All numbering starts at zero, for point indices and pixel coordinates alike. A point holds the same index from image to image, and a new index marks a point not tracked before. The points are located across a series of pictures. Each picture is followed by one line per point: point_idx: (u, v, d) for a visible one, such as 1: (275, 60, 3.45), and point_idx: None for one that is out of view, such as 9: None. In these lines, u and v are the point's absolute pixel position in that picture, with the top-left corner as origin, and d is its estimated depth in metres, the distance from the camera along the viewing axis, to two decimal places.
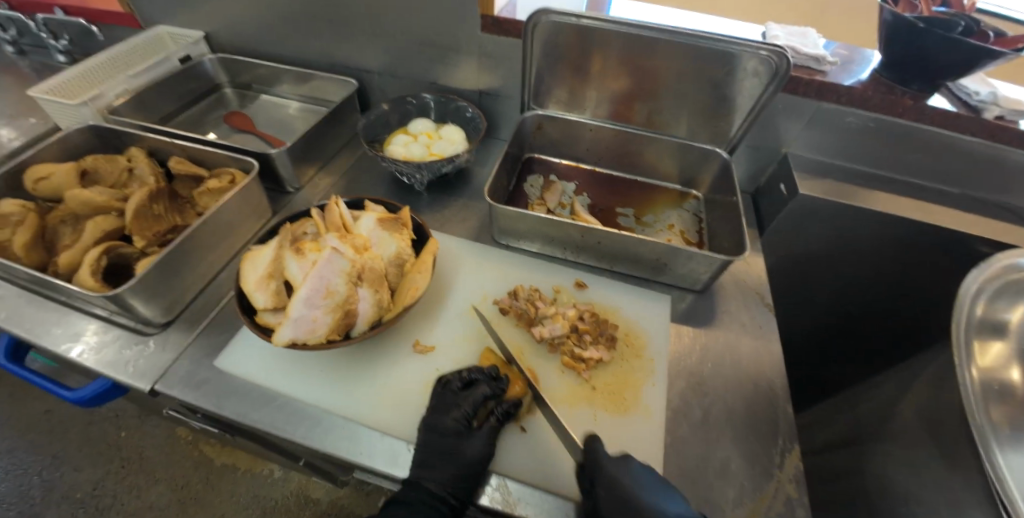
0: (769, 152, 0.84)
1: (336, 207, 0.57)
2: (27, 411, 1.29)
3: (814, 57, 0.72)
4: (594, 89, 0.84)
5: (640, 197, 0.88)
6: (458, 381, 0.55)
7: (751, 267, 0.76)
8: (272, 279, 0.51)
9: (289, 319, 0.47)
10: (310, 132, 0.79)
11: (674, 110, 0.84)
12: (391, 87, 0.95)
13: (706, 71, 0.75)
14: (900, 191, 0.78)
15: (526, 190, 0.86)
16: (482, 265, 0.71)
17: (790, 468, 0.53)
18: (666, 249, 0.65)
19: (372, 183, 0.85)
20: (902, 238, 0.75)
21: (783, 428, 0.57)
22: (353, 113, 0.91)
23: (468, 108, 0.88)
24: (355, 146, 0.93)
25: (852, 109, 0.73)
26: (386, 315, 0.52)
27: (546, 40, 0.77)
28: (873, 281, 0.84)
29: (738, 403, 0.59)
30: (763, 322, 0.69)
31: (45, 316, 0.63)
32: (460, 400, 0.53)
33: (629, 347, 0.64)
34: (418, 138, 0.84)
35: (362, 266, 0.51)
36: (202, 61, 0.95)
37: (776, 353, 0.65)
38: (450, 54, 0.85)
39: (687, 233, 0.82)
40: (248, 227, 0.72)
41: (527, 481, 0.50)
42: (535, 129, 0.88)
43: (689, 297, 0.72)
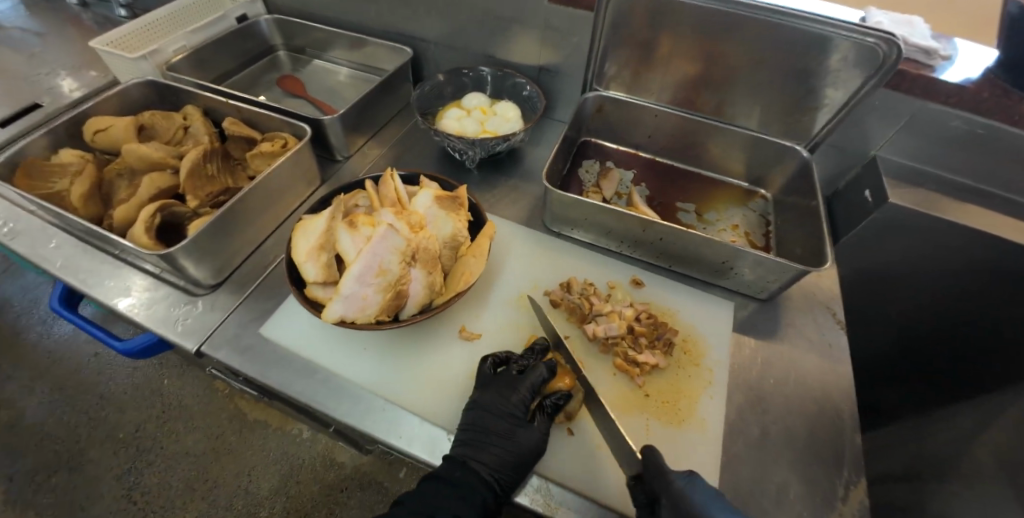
0: (854, 152, 0.76)
1: (391, 180, 0.54)
2: (79, 352, 1.37)
3: (923, 49, 0.63)
4: (663, 72, 0.78)
5: (702, 192, 0.82)
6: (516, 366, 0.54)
7: (822, 279, 0.70)
8: (324, 251, 0.49)
9: (339, 296, 0.45)
10: (363, 100, 0.76)
11: (750, 100, 0.76)
12: (446, 58, 0.92)
13: (795, 58, 0.68)
14: (1006, 207, 0.69)
15: (581, 175, 0.82)
16: (533, 252, 0.68)
17: (857, 504, 0.48)
18: (733, 252, 0.59)
19: (421, 157, 0.82)
20: (1002, 259, 0.67)
21: (849, 459, 0.52)
22: (405, 83, 0.88)
23: (525, 86, 0.84)
24: (406, 117, 0.90)
25: (959, 112, 0.64)
26: (436, 299, 0.49)
27: (617, 14, 0.71)
28: (957, 303, 0.76)
29: (802, 426, 0.54)
30: (834, 339, 0.63)
31: (99, 268, 0.64)
32: (518, 384, 0.52)
33: (686, 354, 0.59)
34: (472, 113, 0.80)
35: (417, 245, 0.48)
36: (258, 21, 0.94)
37: (846, 375, 0.59)
38: (511, 26, 0.80)
39: (752, 235, 0.76)
40: (297, 194, 0.70)
41: (570, 486, 0.48)
42: (595, 111, 0.82)
43: (751, 306, 0.66)
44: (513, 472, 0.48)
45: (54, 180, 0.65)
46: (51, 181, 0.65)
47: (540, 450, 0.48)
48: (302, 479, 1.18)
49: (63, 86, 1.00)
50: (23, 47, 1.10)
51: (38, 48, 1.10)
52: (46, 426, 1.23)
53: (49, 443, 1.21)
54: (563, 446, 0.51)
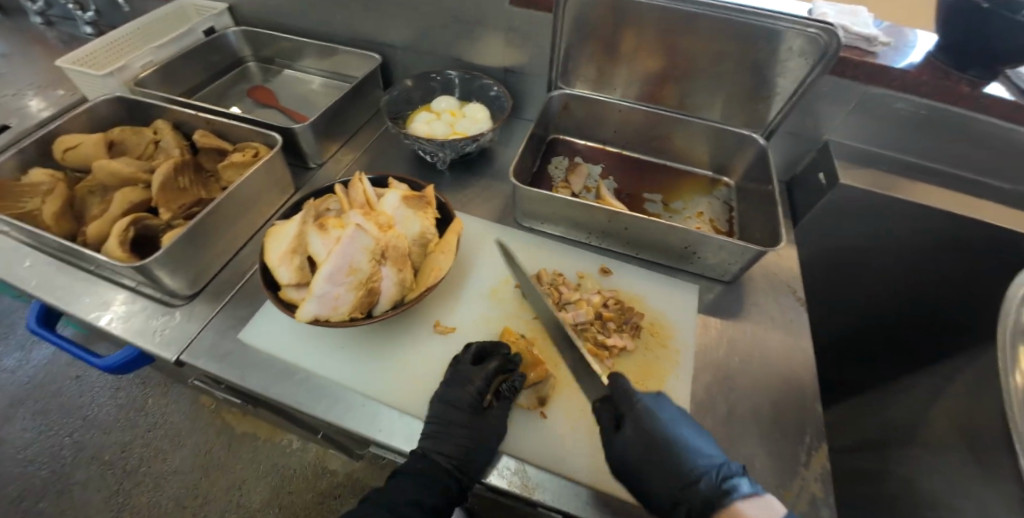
0: (808, 138, 0.80)
1: (360, 183, 0.56)
2: (60, 375, 1.35)
3: (865, 37, 0.67)
4: (624, 68, 0.80)
5: (668, 183, 0.85)
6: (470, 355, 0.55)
7: (783, 259, 0.73)
8: (296, 254, 0.50)
9: (312, 296, 0.46)
10: (333, 107, 0.78)
11: (708, 92, 0.80)
12: (415, 63, 0.93)
13: (746, 50, 0.71)
14: (950, 184, 0.73)
15: (551, 172, 0.84)
16: (505, 247, 0.70)
17: (817, 468, 0.51)
18: (695, 237, 0.62)
19: (394, 161, 0.84)
20: (945, 233, 0.71)
21: (810, 426, 0.55)
22: (375, 89, 0.89)
23: (493, 87, 0.86)
24: (378, 123, 0.91)
25: (901, 95, 0.68)
26: (408, 295, 0.51)
27: (578, 14, 0.73)
28: (912, 276, 0.80)
29: (766, 399, 0.57)
30: (794, 316, 0.66)
31: (75, 285, 0.65)
32: (472, 375, 0.52)
33: (654, 336, 0.62)
34: (441, 115, 0.82)
35: (386, 244, 0.50)
36: (226, 34, 0.95)
37: (806, 350, 0.62)
38: (476, 29, 0.83)
39: (716, 221, 0.79)
40: (271, 202, 0.71)
41: (538, 466, 0.50)
42: (562, 108, 0.85)
43: (716, 288, 0.69)
44: (476, 458, 0.50)
45: (24, 200, 0.65)
46: (21, 201, 0.65)
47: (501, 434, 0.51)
48: (294, 488, 1.18)
49: (30, 106, 0.99)
50: None
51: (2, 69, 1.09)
52: (28, 452, 1.21)
53: (31, 469, 1.19)
54: (529, 429, 0.53)
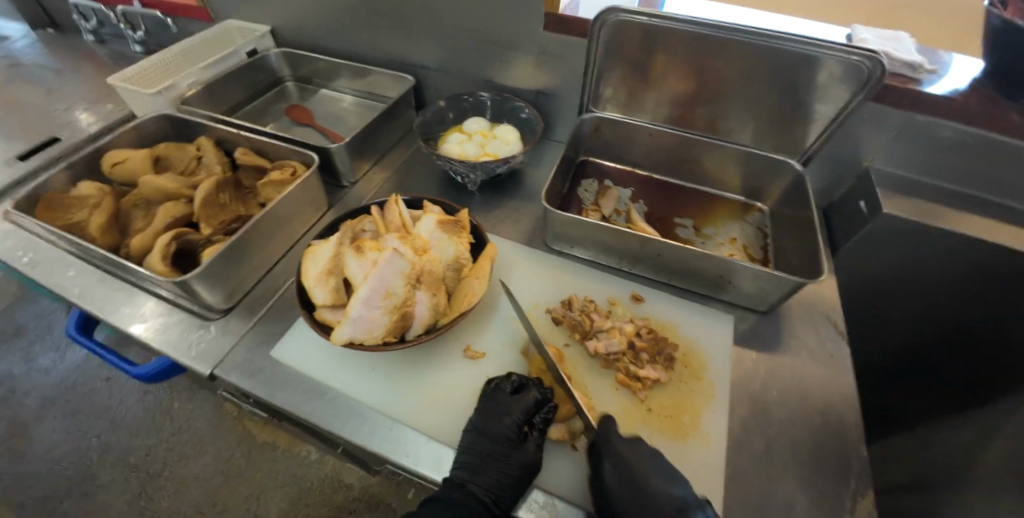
0: (848, 165, 0.78)
1: (396, 206, 0.57)
2: (91, 377, 1.39)
3: (909, 64, 0.65)
4: (656, 92, 0.80)
5: (700, 208, 0.84)
6: (509, 385, 0.54)
7: (822, 289, 0.71)
8: (332, 275, 0.51)
9: (347, 319, 0.46)
10: (368, 127, 0.79)
11: (742, 117, 0.78)
12: (446, 83, 0.95)
13: (783, 76, 0.70)
14: (1002, 215, 0.70)
15: (580, 194, 0.84)
16: (535, 271, 0.70)
17: (863, 514, 0.49)
18: (731, 266, 0.60)
19: (424, 179, 0.85)
20: (997, 266, 0.68)
21: (855, 468, 0.52)
22: (408, 109, 0.91)
23: (523, 109, 0.87)
24: (409, 142, 0.93)
25: (948, 123, 0.66)
26: (441, 320, 0.51)
27: (610, 38, 0.74)
28: (960, 310, 0.76)
29: (806, 438, 0.54)
30: (835, 350, 0.63)
31: (116, 295, 0.67)
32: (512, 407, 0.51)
33: (687, 368, 0.60)
34: (472, 137, 0.83)
35: (421, 268, 0.50)
36: (267, 55, 0.98)
37: (849, 386, 0.59)
38: (508, 52, 0.84)
39: (750, 248, 0.77)
40: (305, 219, 0.73)
41: (573, 503, 0.48)
42: (592, 131, 0.85)
43: (751, 318, 0.67)
44: (510, 491, 0.48)
45: (73, 212, 0.68)
46: (70, 213, 0.68)
47: (535, 469, 0.49)
48: (310, 501, 1.18)
49: (81, 120, 1.04)
50: (43, 83, 1.15)
51: (57, 85, 1.15)
52: (57, 452, 1.24)
53: (59, 469, 1.22)
54: (562, 463, 0.52)
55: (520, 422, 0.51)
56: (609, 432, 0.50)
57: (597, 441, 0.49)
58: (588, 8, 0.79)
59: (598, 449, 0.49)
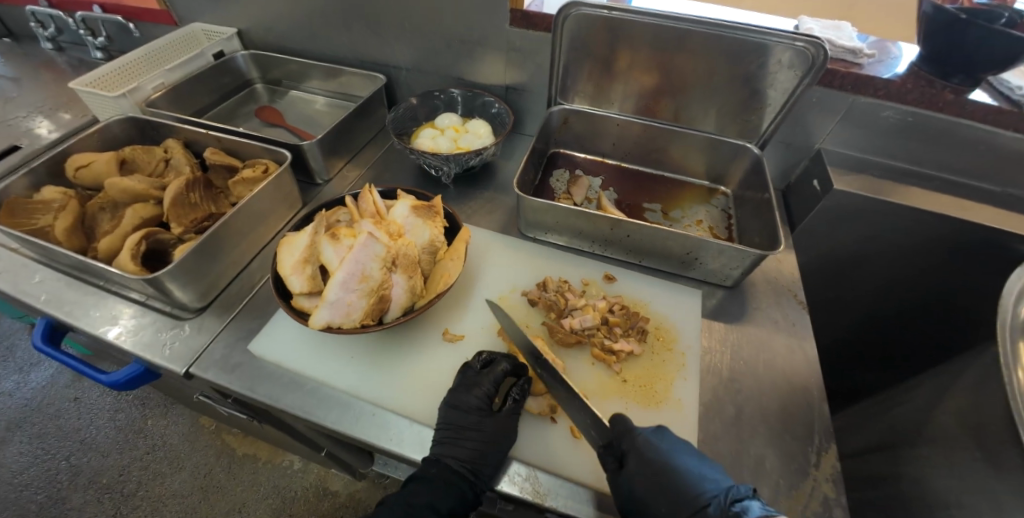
0: (801, 148, 0.82)
1: (370, 195, 0.57)
2: (58, 398, 1.33)
3: (850, 50, 0.70)
4: (621, 84, 0.83)
5: (668, 193, 0.87)
6: (478, 362, 0.56)
7: (782, 264, 0.75)
8: (308, 263, 0.51)
9: (325, 303, 0.47)
10: (340, 124, 0.80)
11: (702, 106, 0.82)
12: (418, 82, 0.96)
13: (738, 64, 0.74)
14: (941, 188, 0.75)
15: (552, 184, 0.86)
16: (511, 256, 0.71)
17: (827, 468, 0.52)
18: (695, 243, 0.64)
19: (399, 175, 0.86)
20: (939, 235, 0.73)
21: (818, 427, 0.55)
22: (380, 107, 0.92)
23: (494, 104, 0.88)
24: (382, 139, 0.94)
25: (888, 104, 0.71)
26: (418, 301, 0.52)
27: (574, 33, 0.77)
28: (909, 279, 0.81)
29: (773, 402, 0.57)
30: (797, 320, 0.67)
31: (85, 300, 0.65)
32: (479, 380, 0.54)
33: (659, 341, 0.63)
34: (445, 132, 0.84)
35: (396, 252, 0.51)
36: (235, 57, 0.98)
37: (811, 352, 0.63)
38: (477, 49, 0.86)
39: (715, 229, 0.81)
40: (279, 215, 0.73)
41: (557, 473, 0.50)
42: (561, 123, 0.88)
43: (718, 293, 0.70)
44: (488, 457, 0.50)
45: (36, 216, 0.66)
46: (33, 218, 0.66)
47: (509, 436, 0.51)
48: (295, 511, 1.16)
49: (41, 128, 1.01)
50: None
51: (14, 94, 1.11)
52: (23, 477, 1.19)
53: (26, 494, 1.16)
54: (543, 436, 0.53)
55: (491, 392, 0.53)
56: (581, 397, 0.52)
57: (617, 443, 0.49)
58: (552, 5, 0.82)
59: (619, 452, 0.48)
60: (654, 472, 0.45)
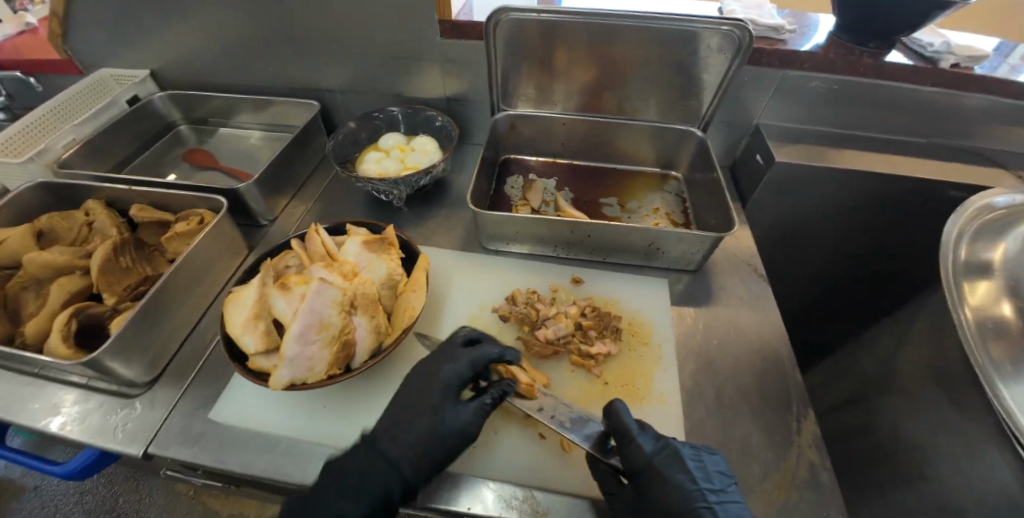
0: (742, 126, 0.85)
1: (317, 235, 0.54)
2: (9, 492, 1.21)
3: (772, 27, 0.73)
4: (562, 83, 0.83)
5: (622, 185, 0.88)
6: (461, 338, 0.55)
7: (739, 240, 0.77)
8: (260, 319, 0.48)
9: (284, 360, 0.44)
10: (277, 160, 0.75)
11: (641, 96, 0.84)
12: (356, 104, 0.93)
13: (671, 52, 0.75)
14: (873, 147, 0.80)
15: (507, 192, 0.86)
16: (477, 274, 0.70)
17: (808, 433, 0.54)
18: (655, 235, 0.65)
19: (350, 204, 0.82)
20: (877, 191, 0.77)
21: (794, 395, 0.57)
22: (319, 135, 0.88)
23: (437, 118, 0.86)
24: (326, 168, 0.89)
25: (815, 75, 0.74)
26: (386, 340, 0.50)
27: (507, 38, 0.76)
28: (855, 234, 0.86)
29: (749, 378, 0.59)
30: (760, 293, 0.69)
31: (20, 392, 0.58)
32: (456, 356, 0.53)
33: (634, 336, 0.63)
34: (390, 153, 0.82)
35: (353, 292, 0.48)
36: (151, 100, 0.91)
37: (776, 322, 0.65)
38: (413, 64, 0.83)
39: (672, 214, 0.82)
40: (225, 266, 0.68)
41: (556, 489, 0.49)
42: (508, 129, 0.87)
43: (685, 278, 0.72)
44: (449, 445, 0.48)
45: None
46: None
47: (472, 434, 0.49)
48: None
49: None
50: None
51: None
52: None
53: None
54: (537, 452, 0.52)
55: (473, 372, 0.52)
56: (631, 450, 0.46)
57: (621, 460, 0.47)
58: (482, 13, 0.81)
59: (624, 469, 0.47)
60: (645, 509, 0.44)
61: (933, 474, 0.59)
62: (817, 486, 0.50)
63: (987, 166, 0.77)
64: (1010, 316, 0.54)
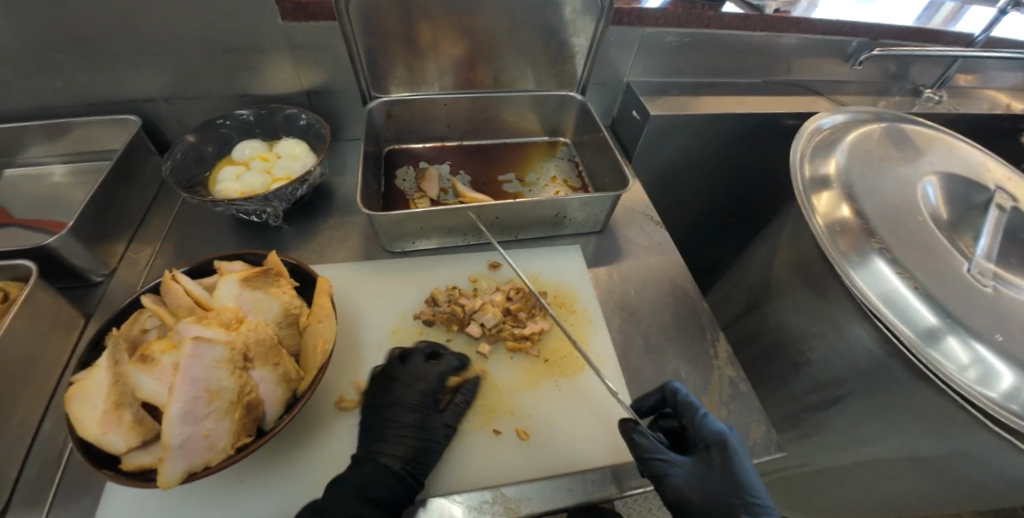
0: (613, 85, 0.89)
1: (176, 284, 0.44)
2: None
3: None
4: (434, 60, 0.78)
5: (517, 159, 0.87)
6: (423, 351, 0.54)
7: (633, 193, 0.82)
8: (124, 407, 0.38)
9: (172, 450, 0.35)
10: (96, 197, 0.59)
11: (519, 66, 0.82)
12: (190, 113, 0.76)
13: (538, 17, 0.74)
14: (723, 90, 0.90)
15: (400, 186, 0.79)
16: (387, 283, 0.64)
17: (724, 354, 0.60)
18: (561, 204, 0.65)
19: (215, 234, 0.69)
20: (733, 127, 0.88)
21: (706, 323, 0.63)
22: (149, 157, 0.71)
23: (300, 116, 0.74)
24: (170, 197, 0.73)
25: (669, 29, 0.79)
26: (300, 386, 0.43)
27: (364, 17, 0.68)
28: (720, 168, 0.98)
29: (667, 317, 0.64)
30: (659, 238, 0.75)
31: None
32: (424, 372, 0.52)
33: (561, 306, 0.64)
34: (251, 164, 0.69)
35: (245, 343, 0.40)
36: None
37: (679, 261, 0.71)
38: (254, 57, 0.70)
39: (569, 180, 0.84)
40: (58, 346, 0.51)
41: (523, 480, 0.48)
42: (386, 118, 0.80)
43: (593, 239, 0.74)
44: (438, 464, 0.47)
45: None
46: None
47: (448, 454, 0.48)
48: None
49: None
50: None
51: None
52: None
53: None
54: (493, 451, 0.50)
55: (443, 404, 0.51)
56: (698, 432, 0.48)
57: (679, 410, 0.49)
58: None
59: (676, 407, 0.49)
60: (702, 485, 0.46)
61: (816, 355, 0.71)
62: (738, 396, 0.56)
63: (807, 94, 0.93)
64: (848, 215, 0.64)
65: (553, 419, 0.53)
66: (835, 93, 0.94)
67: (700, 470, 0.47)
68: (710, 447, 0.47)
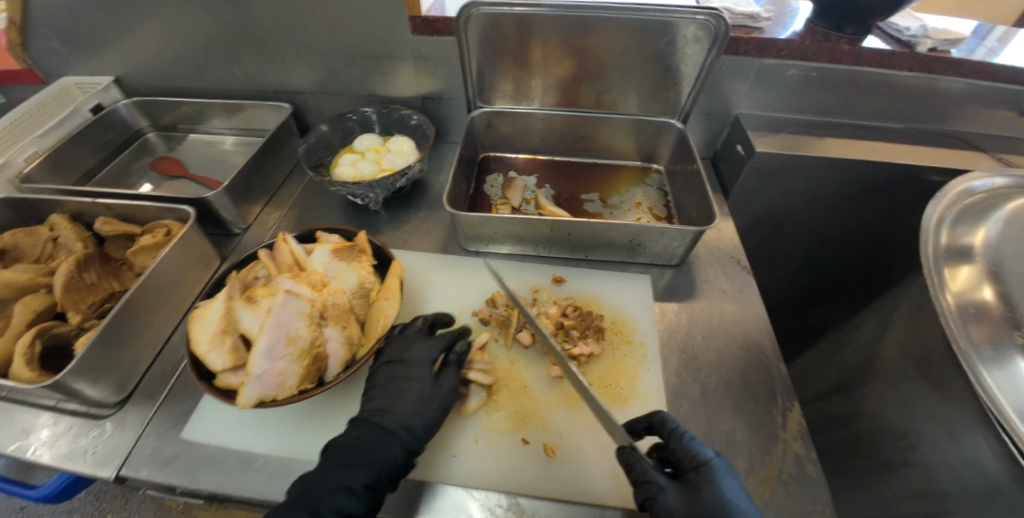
0: (721, 117, 0.84)
1: (285, 244, 0.53)
2: None
3: (749, 15, 0.72)
4: (539, 77, 0.82)
5: (604, 180, 0.87)
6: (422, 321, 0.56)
7: (722, 232, 0.77)
8: (227, 334, 0.46)
9: (251, 378, 0.42)
10: (249, 164, 0.73)
11: (620, 89, 0.82)
12: (329, 105, 0.90)
13: (646, 43, 0.73)
14: (852, 134, 0.80)
15: (487, 191, 0.84)
16: (456, 277, 0.69)
17: (793, 427, 0.53)
18: (637, 230, 0.63)
19: (327, 209, 0.80)
20: (858, 177, 0.77)
21: (779, 387, 0.57)
22: (292, 138, 0.85)
23: (412, 117, 0.83)
24: (301, 173, 0.87)
25: (793, 63, 0.73)
26: (359, 352, 0.48)
27: (482, 34, 0.74)
28: (837, 219, 0.87)
29: (734, 371, 0.58)
30: (742, 285, 0.69)
31: None
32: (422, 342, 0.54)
33: (617, 334, 0.63)
34: (365, 155, 0.80)
35: (323, 304, 0.47)
36: (116, 107, 0.86)
37: (760, 313, 0.65)
38: (385, 63, 0.81)
39: (654, 209, 0.81)
40: (196, 277, 0.64)
41: (540, 496, 0.48)
42: (485, 126, 0.85)
43: (668, 273, 0.71)
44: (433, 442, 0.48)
45: None
46: None
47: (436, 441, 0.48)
48: None
49: None
50: None
51: None
52: None
53: None
54: (520, 459, 0.50)
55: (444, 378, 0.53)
56: (679, 449, 0.45)
57: (658, 427, 0.47)
58: (454, 7, 0.78)
59: (656, 425, 0.47)
60: (699, 510, 0.41)
61: (922, 459, 0.59)
62: (802, 479, 0.49)
63: (968, 148, 0.78)
64: (990, 299, 0.53)
65: (585, 445, 0.51)
66: (1010, 151, 0.78)
67: (688, 495, 0.42)
68: (695, 472, 0.43)
